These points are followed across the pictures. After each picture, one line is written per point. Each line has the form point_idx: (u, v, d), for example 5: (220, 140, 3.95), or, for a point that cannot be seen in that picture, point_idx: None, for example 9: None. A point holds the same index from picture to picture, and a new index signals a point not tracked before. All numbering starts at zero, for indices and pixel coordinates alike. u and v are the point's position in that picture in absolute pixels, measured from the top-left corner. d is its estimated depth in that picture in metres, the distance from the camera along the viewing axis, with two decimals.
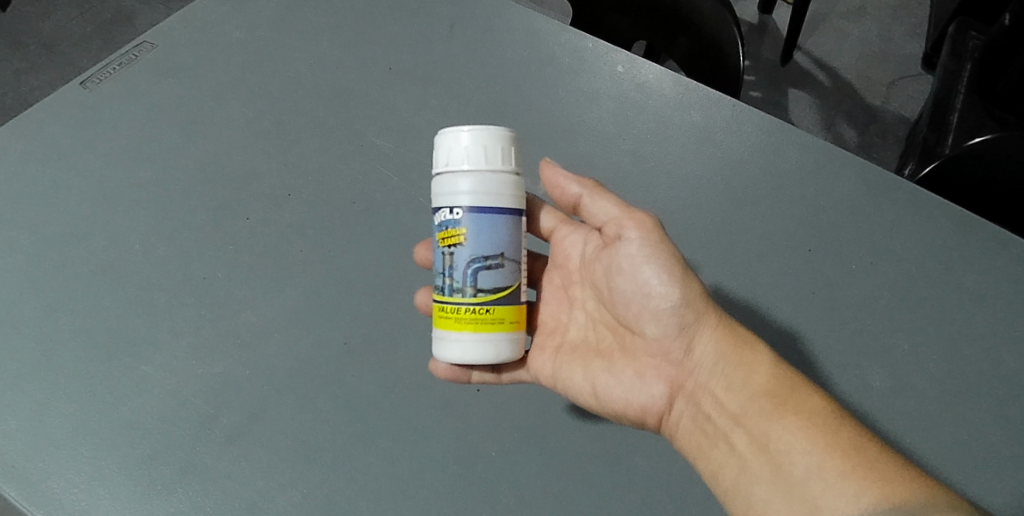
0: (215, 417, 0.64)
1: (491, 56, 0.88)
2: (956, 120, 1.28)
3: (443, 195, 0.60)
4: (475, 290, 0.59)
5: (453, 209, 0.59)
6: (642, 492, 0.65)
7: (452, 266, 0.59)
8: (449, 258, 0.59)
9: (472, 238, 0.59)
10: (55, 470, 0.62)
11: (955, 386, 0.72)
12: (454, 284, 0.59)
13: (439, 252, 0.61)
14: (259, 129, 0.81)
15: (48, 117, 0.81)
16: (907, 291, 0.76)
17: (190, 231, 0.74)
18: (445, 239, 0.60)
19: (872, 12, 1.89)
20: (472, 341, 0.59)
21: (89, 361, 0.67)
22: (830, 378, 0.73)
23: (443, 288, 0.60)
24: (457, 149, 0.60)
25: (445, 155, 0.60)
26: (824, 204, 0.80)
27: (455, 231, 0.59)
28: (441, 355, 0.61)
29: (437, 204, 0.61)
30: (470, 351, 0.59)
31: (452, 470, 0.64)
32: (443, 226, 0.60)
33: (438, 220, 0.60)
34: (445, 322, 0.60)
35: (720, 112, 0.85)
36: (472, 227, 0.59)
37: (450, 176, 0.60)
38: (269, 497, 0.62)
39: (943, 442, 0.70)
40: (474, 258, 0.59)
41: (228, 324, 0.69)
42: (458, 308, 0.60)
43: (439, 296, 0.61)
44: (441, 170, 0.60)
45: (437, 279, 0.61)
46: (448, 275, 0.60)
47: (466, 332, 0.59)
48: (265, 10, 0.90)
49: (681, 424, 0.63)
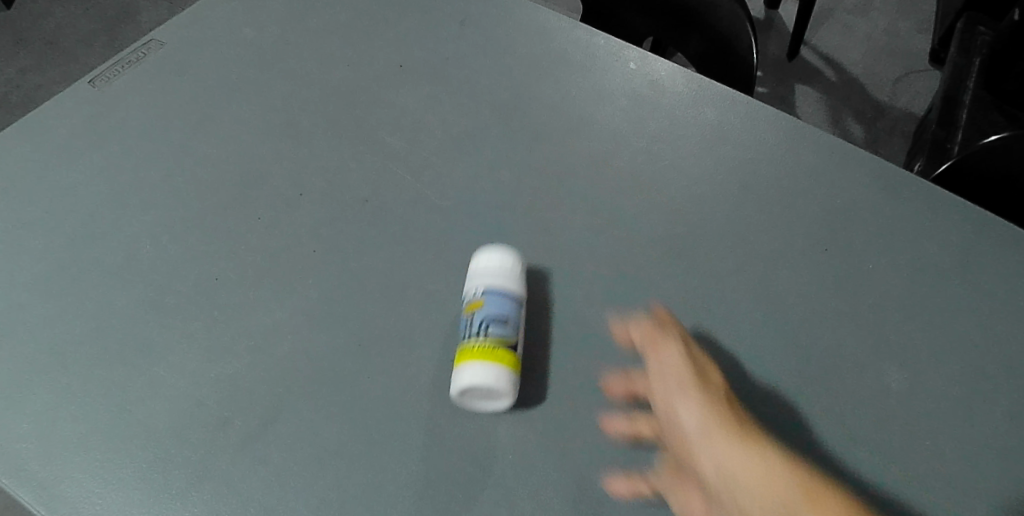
0: (229, 419, 0.63)
1: (504, 56, 0.89)
2: (967, 116, 1.26)
3: (471, 281, 0.68)
4: (484, 333, 0.63)
5: (478, 288, 0.66)
6: (667, 492, 0.62)
7: (469, 322, 0.64)
8: (468, 320, 0.65)
9: (489, 307, 0.64)
10: (64, 473, 0.60)
11: (993, 383, 0.68)
12: (470, 331, 0.63)
13: (463, 319, 0.66)
14: (272, 129, 0.81)
15: (64, 119, 0.81)
16: (930, 286, 0.74)
17: (206, 230, 0.73)
18: (469, 308, 0.66)
19: (874, 16, 1.93)
20: (477, 365, 0.61)
21: (102, 361, 0.66)
22: (859, 367, 0.69)
23: (461, 337, 0.64)
24: (482, 267, 0.68)
25: (475, 263, 0.69)
26: (840, 202, 0.80)
27: (476, 303, 0.66)
28: (452, 374, 0.63)
29: (466, 291, 0.68)
30: (473, 375, 0.61)
31: (470, 473, 0.62)
32: (469, 301, 0.66)
33: (465, 300, 0.67)
34: (459, 352, 0.63)
35: (734, 111, 0.86)
36: (491, 302, 0.65)
37: (477, 273, 0.68)
38: (282, 501, 0.59)
39: (992, 442, 0.65)
40: (485, 317, 0.64)
41: (243, 324, 0.68)
42: (471, 342, 0.63)
43: (458, 340, 0.64)
44: (471, 272, 0.69)
45: (459, 334, 0.65)
46: (467, 328, 0.64)
47: (472, 357, 0.61)
48: (283, 16, 0.91)
49: (693, 403, 0.62)
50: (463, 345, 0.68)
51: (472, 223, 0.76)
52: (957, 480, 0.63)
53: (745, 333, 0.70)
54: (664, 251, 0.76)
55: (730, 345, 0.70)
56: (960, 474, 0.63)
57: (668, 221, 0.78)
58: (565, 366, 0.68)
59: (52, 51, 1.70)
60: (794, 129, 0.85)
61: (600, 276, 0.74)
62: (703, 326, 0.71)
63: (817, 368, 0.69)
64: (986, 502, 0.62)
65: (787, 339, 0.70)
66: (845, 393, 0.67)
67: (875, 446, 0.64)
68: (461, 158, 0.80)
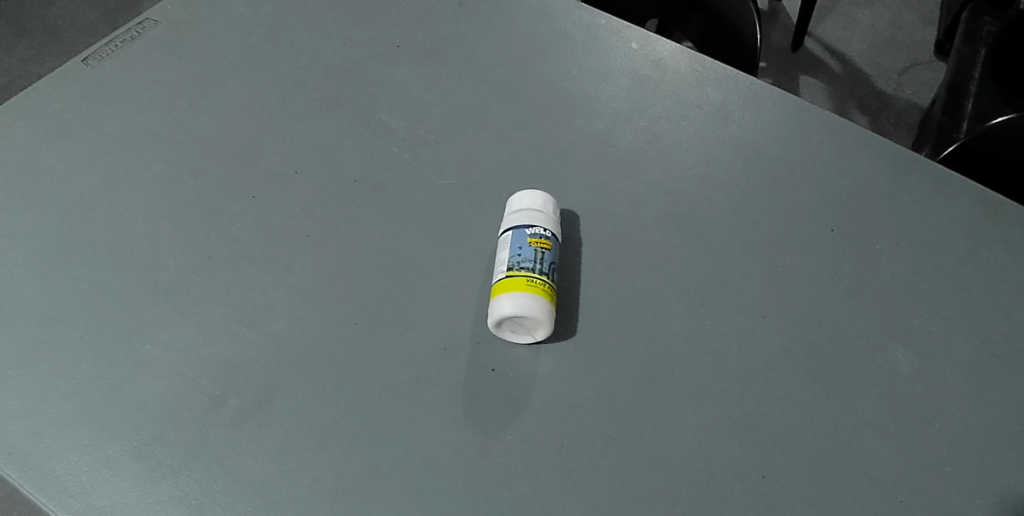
0: (223, 398, 0.62)
1: (502, 40, 0.89)
2: (972, 107, 1.25)
3: (540, 217, 0.68)
4: (550, 277, 0.65)
5: (548, 230, 0.68)
6: (671, 473, 0.60)
7: (538, 259, 0.65)
8: (539, 256, 0.65)
9: (555, 254, 0.67)
10: (54, 452, 0.59)
11: (1000, 366, 0.67)
12: (540, 269, 0.65)
13: (526, 248, 0.66)
14: (269, 109, 0.81)
15: (59, 99, 0.80)
16: (936, 267, 0.73)
17: (201, 209, 0.72)
18: (538, 242, 0.66)
19: (874, 6, 1.92)
20: (546, 305, 0.63)
21: (94, 340, 0.64)
22: (867, 347, 0.68)
23: (528, 268, 0.64)
24: (547, 207, 0.70)
25: (545, 202, 0.70)
26: (845, 182, 0.78)
27: (542, 244, 0.67)
28: (512, 297, 0.63)
29: (526, 221, 0.68)
30: (544, 314, 0.63)
31: (469, 454, 0.60)
32: (535, 235, 0.67)
33: (531, 229, 0.67)
34: (526, 283, 0.63)
35: (736, 90, 0.85)
36: (555, 248, 0.68)
37: (548, 214, 0.69)
38: (277, 481, 0.58)
39: (1001, 425, 0.64)
40: (552, 265, 0.66)
41: (238, 303, 0.67)
42: (540, 279, 0.64)
43: (521, 269, 0.64)
44: (539, 207, 0.69)
45: (516, 261, 0.65)
46: (537, 263, 0.65)
47: (543, 297, 0.63)
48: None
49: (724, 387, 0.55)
50: (461, 324, 0.67)
51: (470, 203, 0.75)
52: (963, 464, 0.62)
53: (749, 314, 0.69)
54: (665, 231, 0.74)
55: (732, 325, 0.68)
56: (966, 458, 0.62)
57: (669, 201, 0.76)
58: (565, 344, 0.66)
59: (53, 41, 1.70)
60: (797, 109, 0.84)
61: (600, 256, 0.72)
62: (706, 307, 0.69)
63: (821, 350, 0.67)
64: (993, 483, 0.61)
65: (790, 320, 0.69)
66: (850, 375, 0.66)
67: (879, 428, 0.63)
68: (458, 137, 0.80)
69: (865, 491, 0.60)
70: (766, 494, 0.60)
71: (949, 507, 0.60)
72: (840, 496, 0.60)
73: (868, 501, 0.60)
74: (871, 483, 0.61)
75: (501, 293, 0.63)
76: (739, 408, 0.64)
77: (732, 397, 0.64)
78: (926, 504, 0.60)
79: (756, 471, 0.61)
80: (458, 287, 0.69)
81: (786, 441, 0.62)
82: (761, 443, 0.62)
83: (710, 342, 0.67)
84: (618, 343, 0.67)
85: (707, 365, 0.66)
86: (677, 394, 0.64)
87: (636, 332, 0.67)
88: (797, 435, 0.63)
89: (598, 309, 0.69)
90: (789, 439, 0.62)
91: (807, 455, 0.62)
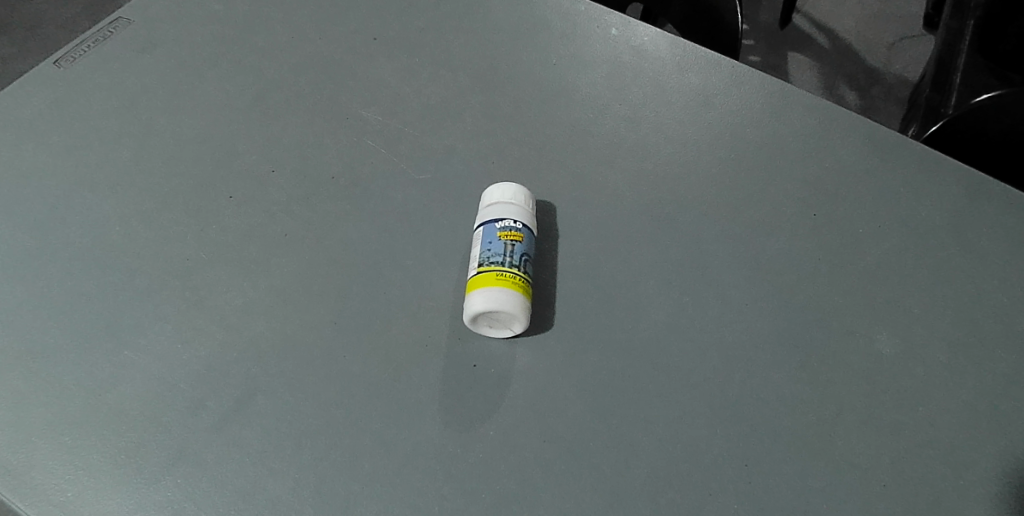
0: (204, 402, 0.62)
1: (481, 31, 0.88)
2: (961, 80, 1.22)
3: (510, 209, 0.68)
4: (523, 268, 0.65)
5: (519, 221, 0.67)
6: (653, 463, 0.60)
7: (509, 250, 0.65)
8: (509, 248, 0.65)
9: (528, 245, 0.66)
10: (36, 463, 0.58)
11: (982, 348, 0.67)
12: (511, 261, 0.64)
13: (496, 242, 0.65)
14: (246, 108, 0.80)
15: (34, 104, 0.79)
16: (918, 249, 0.73)
17: (179, 210, 0.72)
18: (507, 235, 0.66)
19: None
20: (518, 297, 0.63)
21: (72, 346, 0.64)
22: (849, 331, 0.67)
23: (498, 261, 0.64)
24: (517, 197, 0.69)
25: (516, 194, 0.69)
26: (825, 164, 0.78)
27: (514, 236, 0.66)
28: (483, 292, 0.62)
29: (497, 215, 0.67)
30: (516, 306, 0.62)
31: (451, 451, 0.60)
32: (506, 230, 0.66)
33: (501, 223, 0.67)
34: (496, 277, 0.63)
35: (717, 74, 0.84)
36: (529, 238, 0.67)
37: (519, 204, 0.69)
38: (260, 484, 0.58)
39: (982, 404, 0.64)
40: (525, 255, 0.65)
41: (217, 305, 0.66)
42: (510, 272, 0.64)
43: (491, 263, 0.64)
44: (509, 199, 0.69)
45: (489, 255, 0.64)
46: (507, 256, 0.64)
47: (515, 290, 0.63)
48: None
49: None
50: (441, 319, 0.66)
51: (448, 197, 0.74)
52: (946, 449, 0.62)
53: (730, 301, 0.69)
54: (647, 219, 0.74)
55: (715, 313, 0.68)
56: (950, 444, 0.62)
57: (650, 188, 0.76)
58: (545, 336, 0.66)
59: (34, 37, 1.68)
60: (777, 91, 0.83)
61: (581, 246, 0.72)
62: (687, 295, 0.69)
63: (803, 336, 0.67)
64: (978, 464, 0.61)
65: (772, 306, 0.69)
66: (834, 360, 0.66)
67: (862, 413, 0.63)
68: (436, 129, 0.79)
69: (849, 476, 0.60)
70: (750, 483, 0.60)
71: (932, 489, 0.60)
72: (824, 482, 0.60)
73: (851, 486, 0.60)
74: (854, 469, 0.60)
75: (473, 290, 0.63)
76: (721, 397, 0.64)
77: (714, 386, 0.64)
78: (908, 486, 0.60)
79: (740, 460, 0.61)
80: (437, 282, 0.69)
81: (769, 428, 0.62)
82: (745, 431, 0.62)
83: (692, 330, 0.67)
84: (600, 335, 0.66)
85: (690, 354, 0.66)
86: (659, 384, 0.64)
87: (618, 322, 0.67)
88: (781, 423, 0.62)
89: (579, 300, 0.68)
90: (773, 426, 0.62)
91: (791, 443, 0.62)
